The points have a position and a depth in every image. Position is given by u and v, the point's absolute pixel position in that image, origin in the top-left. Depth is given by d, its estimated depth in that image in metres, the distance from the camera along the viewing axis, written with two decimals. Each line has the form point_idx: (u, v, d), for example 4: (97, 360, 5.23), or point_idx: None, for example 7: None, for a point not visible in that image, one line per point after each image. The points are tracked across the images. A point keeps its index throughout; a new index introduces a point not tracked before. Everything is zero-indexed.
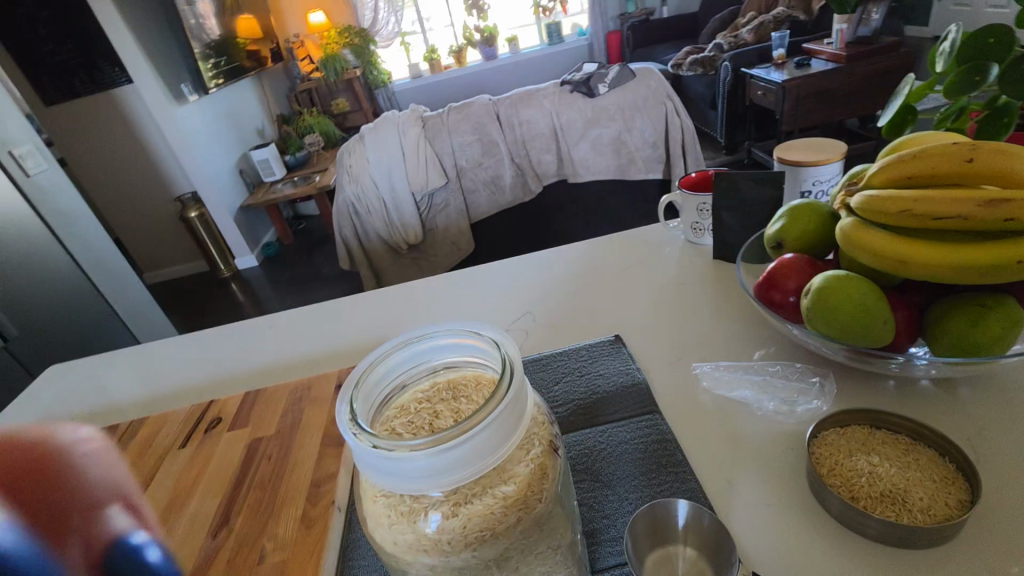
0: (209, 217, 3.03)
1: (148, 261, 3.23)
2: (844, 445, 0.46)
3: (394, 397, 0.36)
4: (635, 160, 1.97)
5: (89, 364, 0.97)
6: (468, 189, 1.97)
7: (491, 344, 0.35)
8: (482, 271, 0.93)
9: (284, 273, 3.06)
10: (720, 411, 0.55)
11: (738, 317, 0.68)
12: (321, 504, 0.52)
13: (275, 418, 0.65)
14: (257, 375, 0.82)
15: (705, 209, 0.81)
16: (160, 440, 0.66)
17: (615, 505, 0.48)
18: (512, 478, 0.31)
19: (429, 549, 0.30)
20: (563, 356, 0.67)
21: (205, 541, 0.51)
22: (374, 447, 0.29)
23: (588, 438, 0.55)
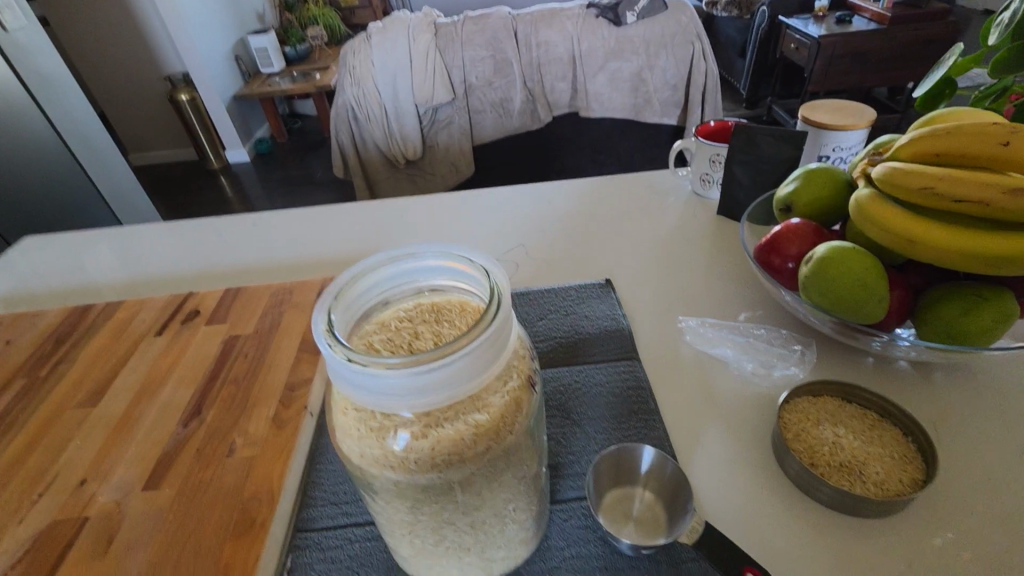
0: (200, 103, 2.94)
1: (135, 142, 3.16)
2: (814, 413, 0.47)
3: (374, 313, 0.35)
4: (652, 101, 1.89)
5: (69, 239, 0.95)
6: (475, 108, 1.89)
7: (481, 272, 0.33)
8: (479, 196, 0.90)
9: (276, 172, 2.98)
10: (698, 366, 0.56)
11: (731, 276, 0.67)
12: (294, 407, 0.53)
13: (254, 318, 0.64)
14: (240, 272, 0.80)
15: (718, 161, 0.78)
16: (136, 324, 0.66)
17: (582, 444, 0.49)
18: (485, 407, 0.30)
19: (395, 466, 0.30)
20: (551, 293, 0.66)
21: (176, 429, 0.52)
22: (349, 360, 0.28)
23: (565, 377, 0.55)
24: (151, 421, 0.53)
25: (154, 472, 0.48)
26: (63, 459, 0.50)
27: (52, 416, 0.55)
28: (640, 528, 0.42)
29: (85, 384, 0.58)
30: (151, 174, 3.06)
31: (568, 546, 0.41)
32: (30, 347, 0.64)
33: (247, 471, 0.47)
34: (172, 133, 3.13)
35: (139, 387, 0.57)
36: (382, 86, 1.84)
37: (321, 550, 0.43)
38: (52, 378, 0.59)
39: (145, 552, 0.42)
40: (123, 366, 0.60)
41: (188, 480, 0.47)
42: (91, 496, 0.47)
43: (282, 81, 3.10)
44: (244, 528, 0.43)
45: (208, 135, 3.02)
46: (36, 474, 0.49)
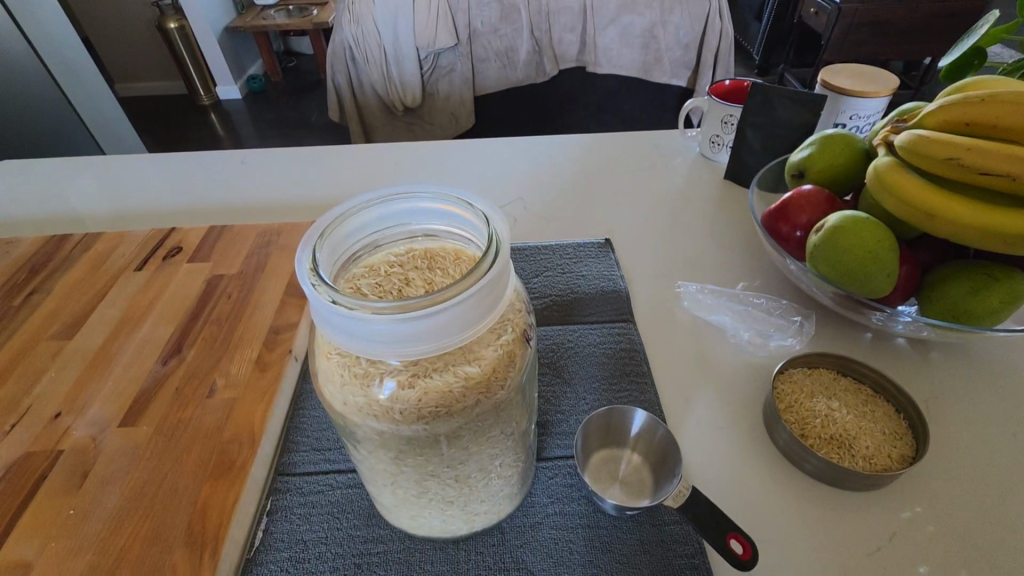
0: (189, 31, 2.80)
1: (121, 71, 3.02)
2: (808, 385, 0.46)
3: (363, 256, 0.33)
4: (662, 60, 1.81)
5: (48, 166, 0.90)
6: (478, 56, 1.81)
7: (479, 219, 0.31)
8: (479, 145, 0.86)
9: (268, 112, 2.87)
10: (694, 332, 0.55)
11: (734, 243, 0.65)
12: (278, 350, 0.51)
13: (239, 258, 0.62)
14: (226, 210, 0.77)
15: (730, 123, 0.75)
16: (116, 258, 0.63)
17: (571, 403, 0.48)
18: (477, 359, 0.29)
19: (379, 415, 0.29)
20: (548, 250, 0.64)
21: (155, 366, 0.50)
22: (334, 303, 0.26)
23: (558, 335, 0.54)
24: (129, 357, 0.52)
25: (132, 409, 0.47)
26: (37, 390, 0.49)
27: (26, 346, 0.53)
28: (625, 490, 0.42)
29: (61, 316, 0.56)
30: (138, 107, 2.95)
31: (552, 504, 0.41)
32: (3, 275, 0.62)
33: (228, 413, 0.46)
34: (160, 64, 2.99)
35: (117, 322, 0.55)
36: (381, 22, 1.72)
37: (302, 494, 0.42)
38: (26, 308, 0.57)
39: (121, 487, 0.41)
40: (101, 300, 0.58)
41: (167, 419, 0.46)
42: (67, 429, 0.46)
43: (278, 15, 2.96)
44: (224, 468, 0.42)
45: (198, 68, 2.89)
46: (10, 405, 0.48)
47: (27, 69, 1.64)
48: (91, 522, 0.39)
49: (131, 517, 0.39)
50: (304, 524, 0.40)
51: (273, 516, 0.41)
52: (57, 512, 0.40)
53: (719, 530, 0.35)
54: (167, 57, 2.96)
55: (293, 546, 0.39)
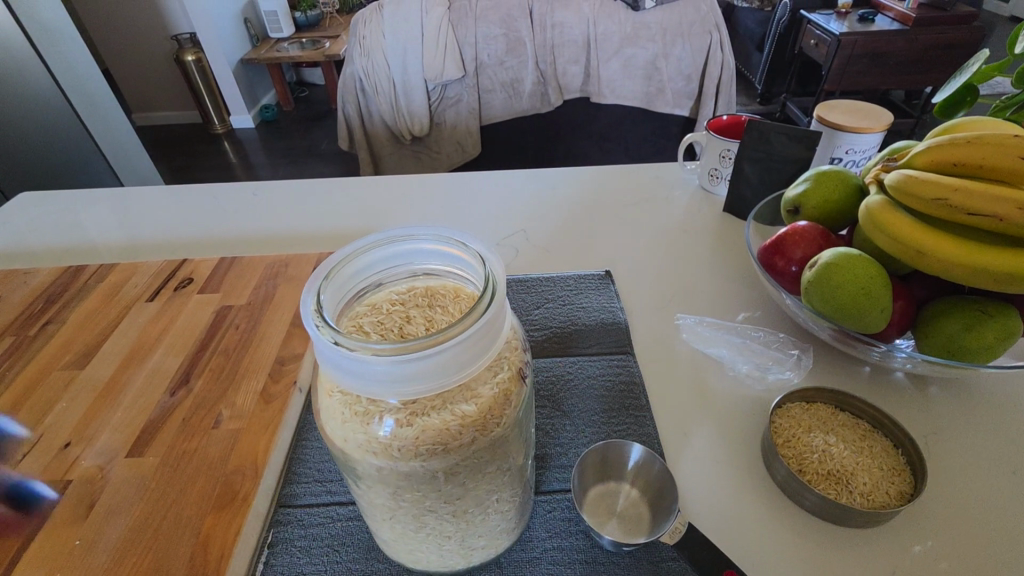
0: (206, 63, 2.88)
1: (140, 101, 3.12)
2: (805, 419, 0.46)
3: (366, 294, 0.34)
4: (664, 90, 1.85)
5: (66, 196, 0.94)
6: (485, 88, 1.86)
7: (476, 260, 0.32)
8: (482, 178, 0.88)
9: (280, 141, 2.94)
10: (694, 366, 0.55)
11: (733, 275, 0.66)
12: (283, 381, 0.52)
13: (248, 288, 0.64)
14: (236, 242, 0.79)
15: (727, 157, 0.77)
16: (129, 288, 0.65)
17: (571, 436, 0.48)
18: (474, 398, 0.30)
19: (378, 452, 0.29)
20: (550, 281, 0.66)
21: (163, 397, 0.51)
22: (336, 344, 0.27)
23: (558, 367, 0.55)
24: (138, 388, 0.53)
25: (139, 440, 0.48)
26: (48, 420, 0.50)
27: (39, 376, 0.54)
28: (622, 524, 0.42)
29: (74, 346, 0.58)
30: (155, 135, 3.04)
31: (549, 538, 0.41)
32: (20, 305, 0.64)
33: (232, 445, 0.47)
34: (177, 94, 3.09)
35: (127, 353, 0.56)
36: (392, 58, 1.80)
37: (303, 527, 0.43)
38: (42, 337, 0.59)
39: (125, 520, 0.42)
40: (113, 329, 0.59)
41: (173, 449, 0.47)
42: (74, 459, 0.47)
43: (291, 47, 3.07)
44: (227, 500, 0.43)
45: (213, 98, 2.99)
46: (22, 432, 0.49)
47: (51, 102, 1.71)
48: (96, 553, 0.40)
49: (135, 549, 0.40)
50: (303, 557, 0.41)
51: (273, 549, 0.42)
52: (62, 544, 0.40)
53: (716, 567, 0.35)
54: (184, 88, 3.06)
55: None
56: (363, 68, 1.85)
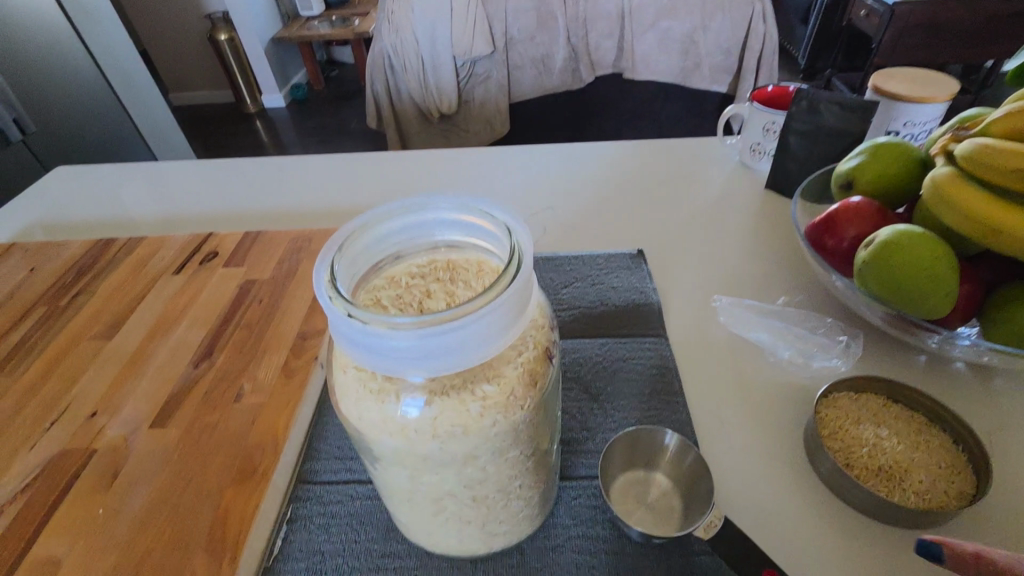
0: (238, 43, 2.92)
1: (175, 81, 3.17)
2: (855, 410, 0.43)
3: (384, 267, 0.32)
4: (702, 65, 1.77)
5: (99, 170, 0.95)
6: (515, 64, 1.82)
7: (501, 230, 0.30)
8: (510, 153, 0.85)
9: (310, 120, 2.96)
10: (732, 352, 0.52)
11: (775, 256, 0.62)
12: (304, 356, 0.51)
13: (271, 263, 0.63)
14: (262, 216, 0.79)
15: (772, 130, 0.72)
16: (156, 261, 0.65)
17: (599, 421, 0.46)
18: (497, 378, 0.28)
19: (394, 432, 0.27)
20: (578, 260, 0.63)
21: (186, 369, 0.51)
22: (350, 316, 0.25)
23: (586, 349, 0.52)
24: (162, 359, 0.53)
25: (162, 411, 0.48)
26: (77, 389, 0.50)
27: (68, 346, 0.55)
28: (653, 515, 0.39)
29: (103, 317, 0.58)
30: (190, 115, 3.09)
31: (574, 526, 0.39)
32: (53, 276, 0.64)
33: (253, 418, 0.46)
34: (211, 74, 3.13)
35: (152, 326, 0.56)
36: (420, 33, 1.76)
37: (322, 504, 0.42)
38: (72, 308, 0.60)
39: (147, 491, 0.42)
40: (140, 302, 0.60)
41: (195, 422, 0.46)
42: (100, 428, 0.47)
43: (321, 25, 3.06)
44: (247, 473, 0.42)
45: (245, 77, 3.01)
46: (51, 401, 0.50)
47: (92, 82, 1.76)
48: (119, 523, 0.40)
49: (157, 519, 0.40)
50: (321, 535, 0.40)
51: (292, 525, 0.41)
52: (87, 512, 0.41)
53: (754, 565, 0.33)
54: (217, 67, 3.09)
55: (310, 557, 0.39)
56: (392, 44, 1.83)
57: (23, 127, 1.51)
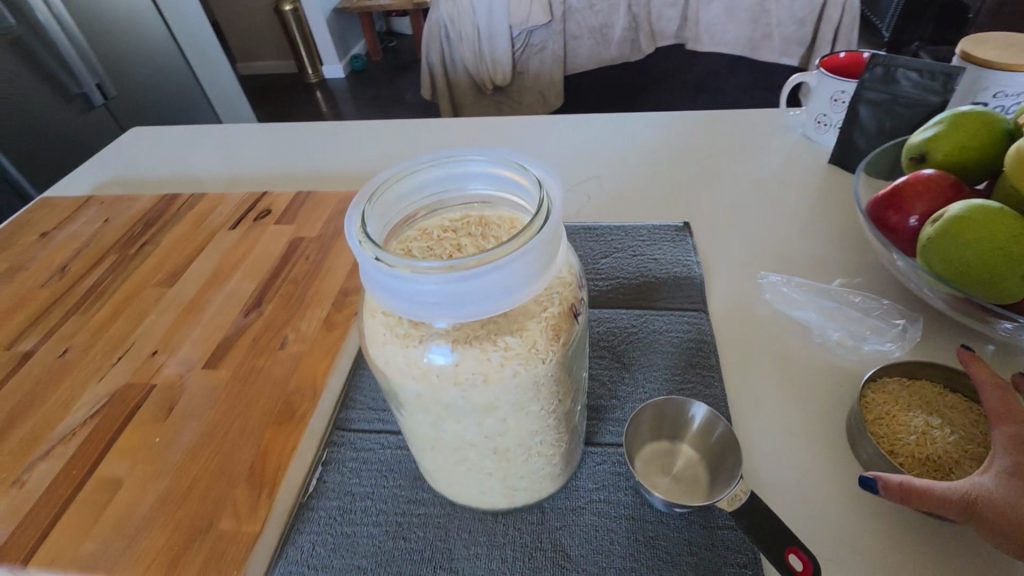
0: (302, 14, 2.98)
1: (243, 51, 3.30)
2: (905, 397, 0.40)
3: (417, 220, 0.33)
4: (771, 36, 1.67)
5: (169, 132, 1.01)
6: (572, 34, 1.77)
7: (532, 184, 0.29)
8: (558, 121, 0.84)
9: (368, 92, 3.01)
10: (776, 330, 0.50)
11: (831, 235, 0.59)
12: (345, 311, 0.53)
13: (320, 222, 0.65)
14: (314, 178, 0.81)
15: (841, 100, 0.66)
16: (214, 217, 0.69)
17: (630, 390, 0.46)
18: (520, 331, 0.28)
19: (417, 377, 0.28)
20: (621, 230, 0.61)
21: (238, 316, 0.54)
22: (378, 259, 0.26)
23: (622, 319, 0.51)
24: (217, 307, 0.56)
25: (215, 353, 0.51)
26: (140, 330, 0.55)
27: (135, 292, 0.59)
28: (678, 485, 0.39)
29: (166, 266, 0.62)
30: (256, 84, 3.21)
31: (596, 490, 0.39)
32: (124, 227, 0.69)
33: (295, 366, 0.49)
34: (276, 44, 3.23)
35: (209, 276, 0.60)
36: (477, 5, 1.74)
37: (355, 449, 0.44)
38: (140, 257, 0.64)
39: (197, 424, 0.45)
40: (199, 253, 0.63)
41: (243, 365, 0.49)
42: (159, 365, 0.51)
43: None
44: (287, 415, 0.45)
45: (308, 48, 3.09)
46: (118, 339, 0.54)
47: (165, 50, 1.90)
48: (172, 451, 0.43)
49: (205, 450, 0.43)
50: (353, 478, 0.42)
51: (327, 466, 0.43)
52: (145, 440, 0.44)
53: (777, 542, 0.32)
54: (282, 38, 3.19)
55: (341, 497, 0.41)
56: (448, 14, 1.82)
57: (106, 92, 1.62)
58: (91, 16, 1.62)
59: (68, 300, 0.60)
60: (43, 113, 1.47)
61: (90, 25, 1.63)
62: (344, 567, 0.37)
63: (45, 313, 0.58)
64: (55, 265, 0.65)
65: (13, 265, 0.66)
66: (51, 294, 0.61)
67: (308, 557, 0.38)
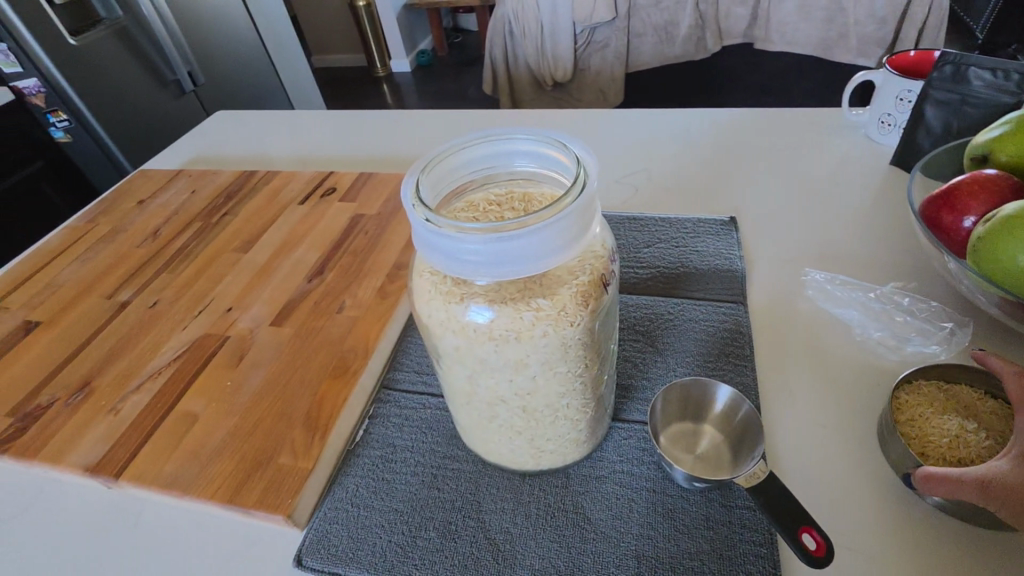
0: (375, 9, 3.09)
1: (318, 45, 3.48)
2: (941, 400, 0.40)
3: (466, 193, 0.36)
4: (847, 36, 1.60)
5: (250, 116, 1.09)
6: (636, 31, 1.76)
7: (571, 161, 0.32)
8: (612, 115, 0.85)
9: (432, 85, 3.10)
10: (815, 326, 0.50)
11: (885, 237, 0.58)
12: (398, 283, 0.57)
13: (379, 201, 0.70)
14: (376, 161, 0.86)
15: (907, 100, 0.64)
16: (286, 192, 0.75)
17: (660, 372, 0.47)
18: (552, 295, 0.30)
19: (457, 331, 0.31)
20: (665, 222, 0.62)
21: (302, 282, 0.60)
22: (428, 221, 0.29)
23: (658, 306, 0.53)
24: (285, 272, 0.62)
25: (281, 312, 0.56)
26: (219, 288, 0.61)
27: (215, 255, 0.66)
28: (700, 464, 0.40)
29: (243, 234, 0.69)
30: (328, 76, 3.38)
31: (620, 461, 0.41)
32: (209, 198, 0.77)
33: (350, 328, 0.53)
34: (349, 39, 3.39)
35: (279, 245, 0.66)
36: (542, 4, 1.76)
37: (399, 407, 0.48)
38: (220, 225, 0.71)
39: (263, 373, 0.50)
40: (272, 224, 0.69)
41: (305, 324, 0.54)
42: (233, 320, 0.56)
43: None
44: (341, 370, 0.49)
45: (378, 43, 3.22)
46: (199, 295, 0.61)
47: (248, 41, 2.04)
48: (240, 393, 0.49)
49: (268, 395, 0.48)
50: (395, 432, 0.46)
51: (373, 420, 0.47)
52: (218, 382, 0.50)
53: (792, 521, 0.33)
54: (354, 32, 3.34)
55: (384, 447, 0.45)
56: (513, 9, 1.86)
57: (196, 80, 1.77)
58: (188, 10, 1.77)
59: (159, 260, 0.67)
60: (143, 98, 1.62)
61: (187, 18, 1.78)
62: (383, 509, 0.41)
63: (141, 269, 0.66)
64: (150, 229, 0.73)
65: (115, 228, 0.74)
66: (145, 253, 0.68)
67: (352, 497, 0.42)
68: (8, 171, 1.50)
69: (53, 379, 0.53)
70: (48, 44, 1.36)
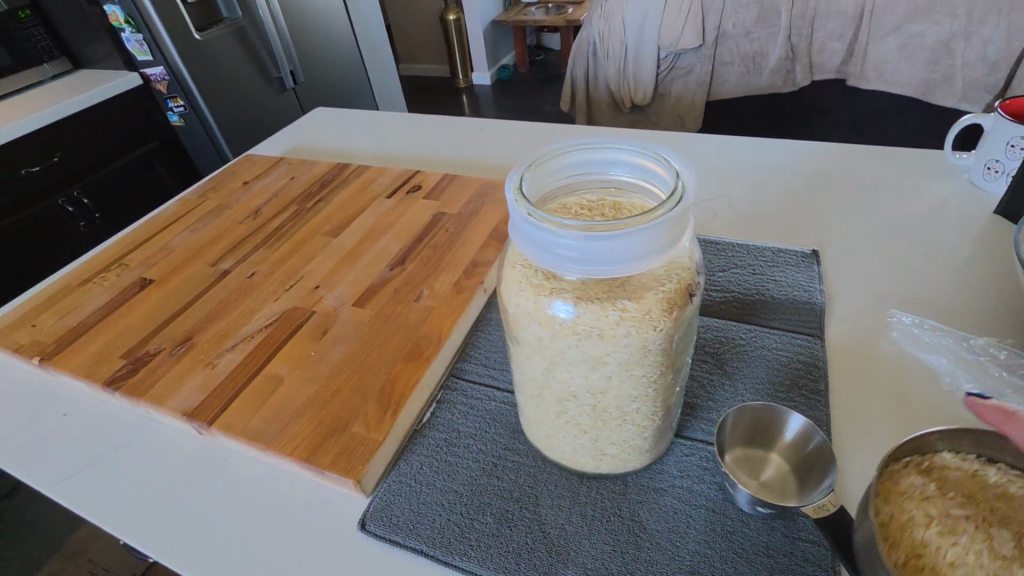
0: (463, 23, 3.22)
1: (406, 54, 3.65)
2: (923, 493, 0.35)
3: (559, 196, 0.38)
4: (952, 79, 1.52)
5: (343, 113, 1.16)
6: (723, 60, 1.74)
7: (669, 174, 0.33)
8: (694, 139, 0.85)
9: (509, 100, 3.19)
10: (896, 370, 0.48)
11: (983, 287, 0.55)
12: (473, 280, 0.60)
13: (461, 201, 0.73)
14: (458, 164, 0.90)
15: (1019, 148, 0.61)
16: (375, 185, 0.80)
17: (727, 395, 0.47)
18: (638, 299, 0.31)
19: (541, 323, 0.33)
20: (743, 248, 0.62)
21: (384, 269, 0.63)
22: (530, 216, 0.31)
23: (730, 330, 0.52)
24: (368, 259, 0.66)
25: (363, 294, 0.60)
26: (309, 267, 0.66)
27: (307, 237, 0.71)
28: (764, 490, 0.40)
29: (333, 220, 0.74)
30: (412, 84, 3.54)
31: (680, 477, 0.41)
32: (305, 184, 0.83)
33: (426, 316, 0.56)
34: (437, 49, 3.55)
35: (365, 233, 0.70)
36: (630, 22, 1.80)
37: (465, 396, 0.50)
38: (314, 209, 0.77)
39: (343, 347, 0.54)
40: (360, 213, 0.74)
41: (384, 308, 0.58)
42: (320, 297, 0.61)
43: (537, 13, 3.29)
44: (414, 354, 0.52)
45: (463, 56, 3.35)
46: (291, 271, 0.66)
47: (345, 46, 2.18)
48: (322, 364, 0.52)
49: (346, 368, 0.51)
50: (460, 419, 0.48)
51: (440, 405, 0.50)
52: (302, 351, 0.54)
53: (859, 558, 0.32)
54: (441, 45, 3.50)
55: (448, 432, 0.47)
56: (599, 31, 1.90)
57: (297, 79, 1.90)
58: (298, 14, 1.93)
59: (258, 236, 0.73)
60: (253, 93, 1.79)
61: (298, 22, 1.94)
62: (443, 488, 0.43)
63: (242, 242, 0.72)
64: (252, 208, 0.79)
65: (221, 204, 0.82)
66: (247, 228, 0.75)
67: (415, 473, 0.44)
68: (129, 148, 1.69)
69: (161, 330, 0.59)
70: (175, 35, 1.52)
